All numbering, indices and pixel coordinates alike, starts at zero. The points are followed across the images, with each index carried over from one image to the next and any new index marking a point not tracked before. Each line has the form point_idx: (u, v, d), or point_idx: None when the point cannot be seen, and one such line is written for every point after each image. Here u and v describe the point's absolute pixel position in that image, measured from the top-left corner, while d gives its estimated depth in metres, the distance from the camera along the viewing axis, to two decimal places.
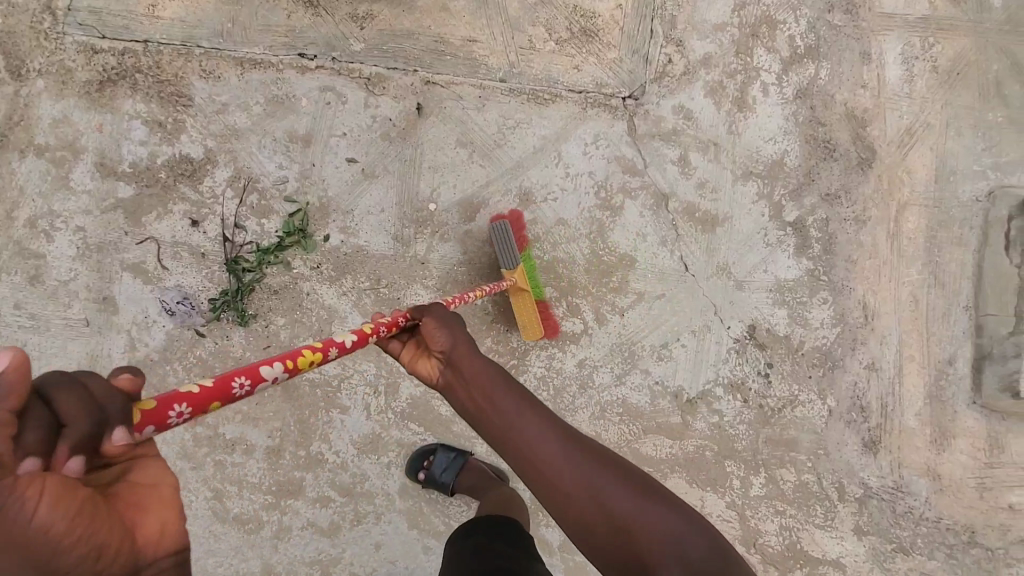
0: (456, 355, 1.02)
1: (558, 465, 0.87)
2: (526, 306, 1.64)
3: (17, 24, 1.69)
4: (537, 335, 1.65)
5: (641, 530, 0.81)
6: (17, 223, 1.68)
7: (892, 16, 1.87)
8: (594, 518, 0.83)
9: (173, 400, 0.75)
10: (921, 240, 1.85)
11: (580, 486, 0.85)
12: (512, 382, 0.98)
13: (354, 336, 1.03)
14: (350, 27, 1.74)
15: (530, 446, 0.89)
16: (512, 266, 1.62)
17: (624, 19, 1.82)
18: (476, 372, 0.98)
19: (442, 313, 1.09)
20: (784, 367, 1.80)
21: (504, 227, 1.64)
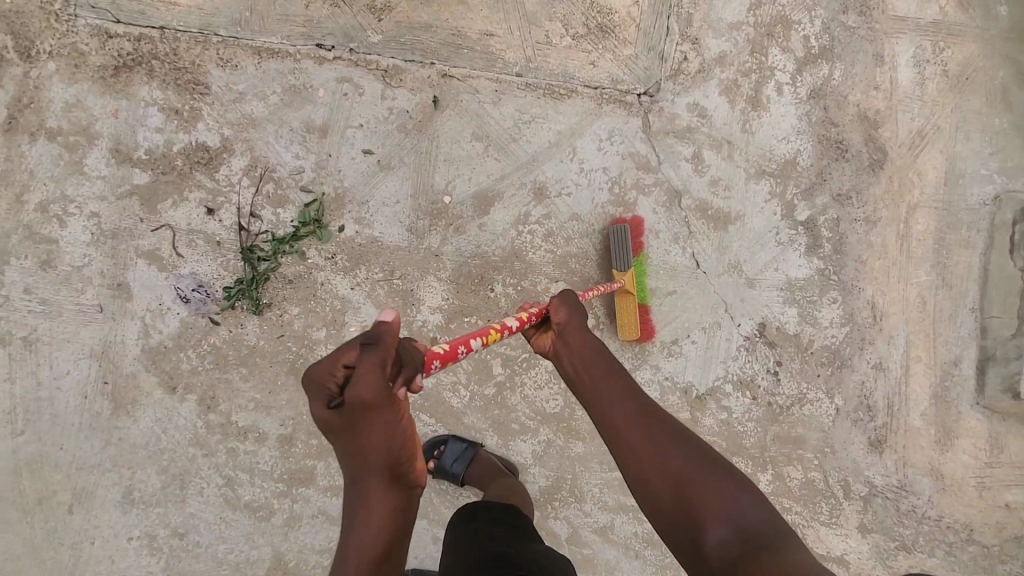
0: (567, 327, 1.19)
1: (635, 427, 1.03)
2: (629, 307, 1.69)
3: (27, 5, 1.69)
4: (633, 338, 1.70)
5: (698, 492, 0.94)
6: (29, 207, 1.68)
7: (905, 19, 1.89)
8: (658, 475, 0.97)
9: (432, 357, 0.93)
10: (929, 242, 1.87)
11: (653, 448, 1.00)
12: (611, 359, 1.15)
13: (517, 321, 1.13)
14: (367, 18, 1.75)
15: (615, 410, 1.06)
16: (624, 268, 1.70)
17: (640, 15, 1.83)
18: (580, 346, 1.16)
19: (569, 295, 1.26)
20: (793, 366, 1.81)
21: (625, 230, 1.70)
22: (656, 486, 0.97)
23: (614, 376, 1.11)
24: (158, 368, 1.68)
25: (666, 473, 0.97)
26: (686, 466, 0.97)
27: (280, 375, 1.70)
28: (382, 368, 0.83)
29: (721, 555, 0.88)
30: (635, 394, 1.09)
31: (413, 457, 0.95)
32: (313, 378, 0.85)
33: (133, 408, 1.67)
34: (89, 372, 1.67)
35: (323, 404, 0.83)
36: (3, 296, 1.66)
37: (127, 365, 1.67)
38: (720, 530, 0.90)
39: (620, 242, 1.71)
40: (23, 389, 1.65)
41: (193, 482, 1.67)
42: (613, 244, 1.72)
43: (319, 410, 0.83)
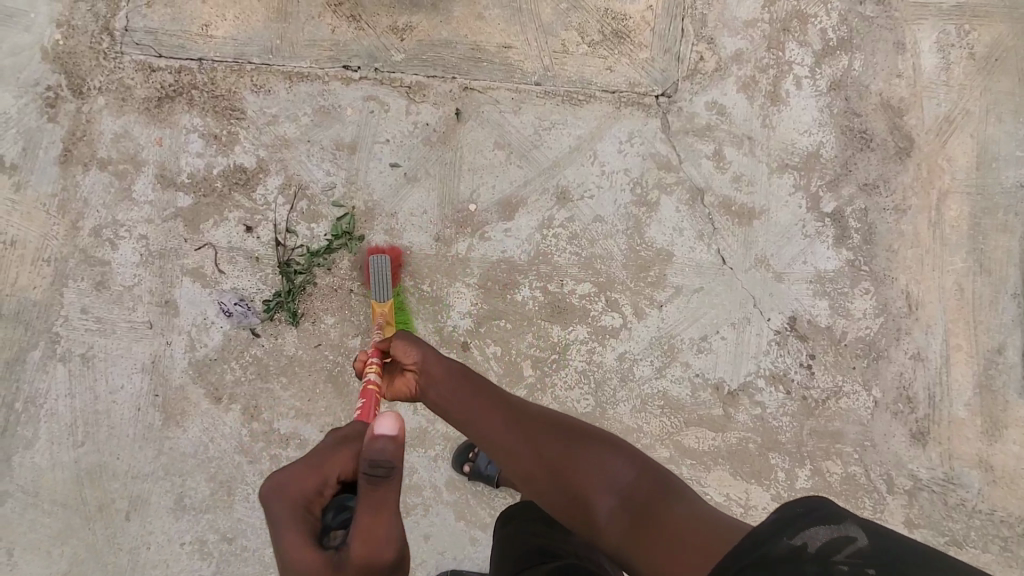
0: (423, 363, 1.25)
1: (509, 434, 1.13)
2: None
3: (78, 45, 1.83)
4: None
5: (582, 474, 1.05)
6: (83, 232, 1.79)
7: (926, 6, 1.89)
8: (537, 466, 1.09)
9: None
10: (964, 227, 1.85)
11: (525, 445, 1.11)
12: (473, 377, 1.24)
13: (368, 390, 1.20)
14: (391, 38, 1.83)
15: (493, 422, 1.15)
16: (383, 299, 1.67)
17: (654, 19, 1.86)
18: (437, 372, 1.23)
19: (406, 332, 1.31)
20: (827, 358, 1.79)
21: (382, 263, 1.69)
22: (548, 485, 1.08)
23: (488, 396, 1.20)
24: (204, 379, 1.76)
25: (552, 470, 1.08)
26: (557, 450, 1.09)
27: (318, 383, 1.76)
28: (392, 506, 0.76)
29: (610, 520, 1.01)
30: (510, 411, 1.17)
31: None
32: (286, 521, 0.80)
33: (183, 418, 1.75)
34: (142, 385, 1.76)
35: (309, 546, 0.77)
36: (63, 317, 1.77)
37: (176, 378, 1.76)
38: (605, 501, 1.02)
39: (380, 272, 1.68)
40: (83, 403, 1.75)
41: (240, 488, 1.74)
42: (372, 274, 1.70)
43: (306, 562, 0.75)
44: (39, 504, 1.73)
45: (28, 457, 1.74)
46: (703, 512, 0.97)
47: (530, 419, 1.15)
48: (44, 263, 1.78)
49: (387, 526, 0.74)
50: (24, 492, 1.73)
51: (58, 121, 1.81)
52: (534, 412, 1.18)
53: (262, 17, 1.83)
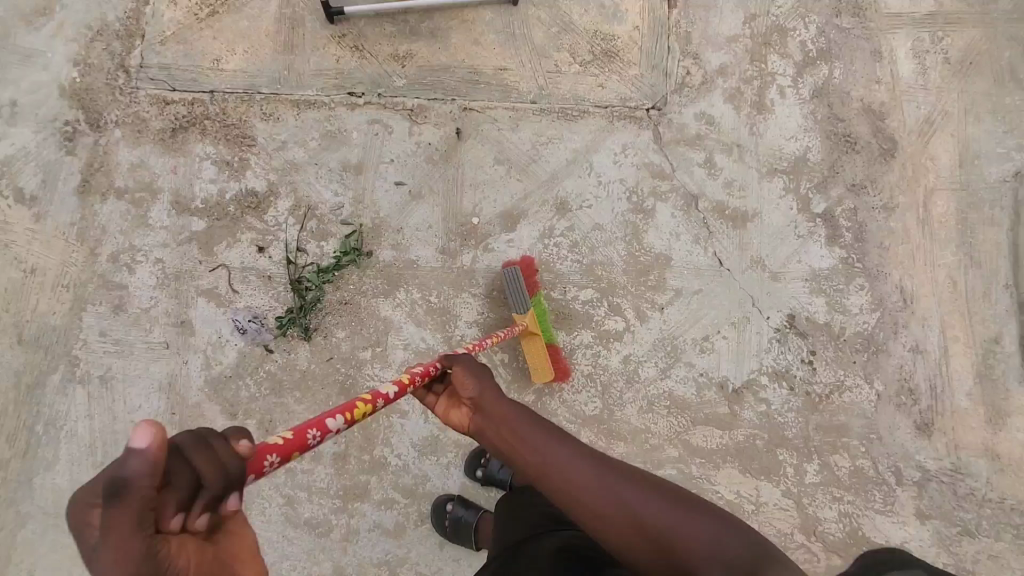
0: (482, 400, 1.06)
1: (597, 492, 0.93)
2: (537, 349, 1.70)
3: (94, 83, 1.95)
4: (548, 377, 1.71)
5: (684, 542, 0.87)
6: (101, 258, 1.86)
7: (899, 16, 2.03)
8: (633, 532, 0.90)
9: (266, 451, 0.74)
10: (951, 222, 1.92)
11: (618, 506, 0.91)
12: (539, 417, 1.04)
13: (397, 386, 1.02)
14: (393, 65, 1.95)
15: (576, 476, 0.95)
16: (522, 309, 1.69)
17: (641, 39, 1.98)
18: (496, 413, 1.05)
19: (464, 356, 1.12)
20: (827, 354, 1.82)
21: (514, 274, 1.71)
22: (640, 552, 0.89)
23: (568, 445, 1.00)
24: (219, 396, 1.79)
25: (648, 535, 0.89)
26: (658, 516, 0.90)
27: (330, 396, 1.80)
28: (144, 524, 0.56)
29: None
30: (591, 462, 0.97)
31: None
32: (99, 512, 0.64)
33: None
34: (159, 405, 1.80)
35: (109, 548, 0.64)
36: (82, 340, 1.82)
37: (192, 396, 1.80)
38: None
39: (514, 282, 1.71)
40: (100, 424, 1.78)
41: (255, 503, 1.76)
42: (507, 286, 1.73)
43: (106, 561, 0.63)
44: (59, 525, 1.75)
45: (47, 479, 1.76)
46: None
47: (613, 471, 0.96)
48: (64, 288, 1.84)
49: (118, 553, 0.55)
50: (44, 514, 1.75)
51: (78, 153, 1.92)
52: (618, 463, 0.98)
53: (269, 51, 1.96)
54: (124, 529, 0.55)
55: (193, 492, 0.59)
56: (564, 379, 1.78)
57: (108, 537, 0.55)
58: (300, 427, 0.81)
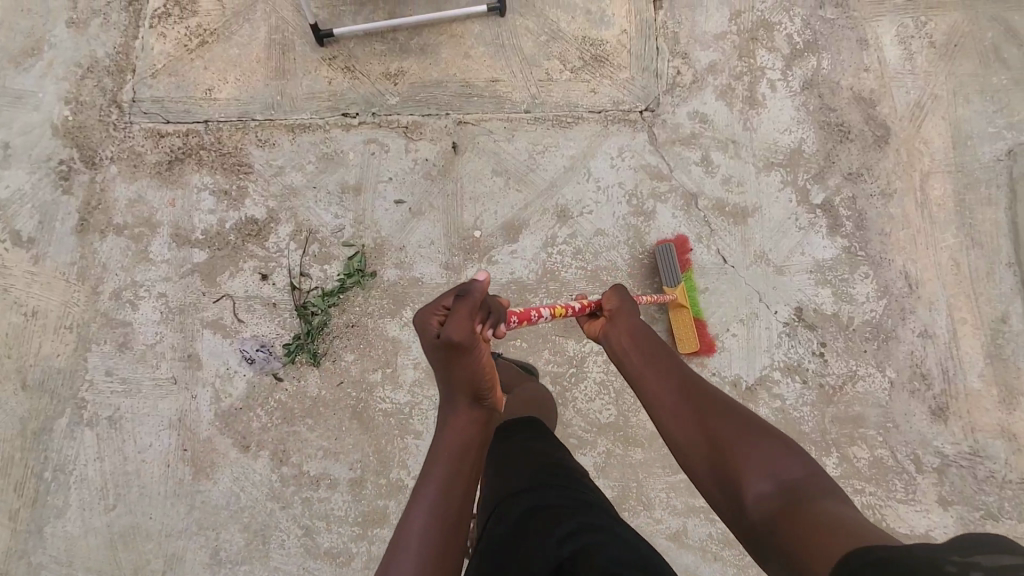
0: (619, 313, 1.30)
1: (679, 396, 1.09)
2: (684, 322, 1.76)
3: (87, 120, 1.95)
4: (690, 349, 1.76)
5: (741, 454, 0.95)
6: (103, 296, 1.85)
7: (881, 4, 2.05)
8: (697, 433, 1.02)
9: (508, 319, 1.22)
10: (950, 205, 1.93)
11: (692, 411, 1.05)
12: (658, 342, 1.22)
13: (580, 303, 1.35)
14: (385, 84, 1.95)
15: (663, 382, 1.12)
16: (673, 284, 1.76)
17: (630, 42, 1.99)
18: (622, 326, 1.27)
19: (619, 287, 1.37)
20: (838, 344, 1.83)
21: (668, 249, 1.77)
22: (700, 454, 1.00)
23: (669, 362, 1.16)
24: (231, 429, 1.78)
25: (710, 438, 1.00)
26: (724, 427, 1.00)
27: (342, 421, 1.78)
28: (472, 316, 1.06)
29: (756, 503, 0.89)
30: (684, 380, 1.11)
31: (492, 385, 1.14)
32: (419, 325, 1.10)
33: (212, 470, 1.77)
34: (169, 442, 1.78)
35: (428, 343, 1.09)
36: (88, 381, 1.82)
37: (202, 431, 1.78)
38: (758, 484, 0.91)
39: (669, 258, 1.78)
40: (112, 466, 1.78)
41: (273, 535, 1.74)
42: (662, 262, 1.80)
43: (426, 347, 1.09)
44: (74, 571, 1.73)
45: (60, 526, 1.75)
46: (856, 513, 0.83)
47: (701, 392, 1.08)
48: (67, 330, 1.84)
49: (463, 327, 1.04)
50: (58, 562, 1.74)
51: (73, 192, 1.91)
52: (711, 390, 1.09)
53: (262, 77, 1.96)
54: (464, 316, 1.05)
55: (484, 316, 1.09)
56: (707, 354, 1.81)
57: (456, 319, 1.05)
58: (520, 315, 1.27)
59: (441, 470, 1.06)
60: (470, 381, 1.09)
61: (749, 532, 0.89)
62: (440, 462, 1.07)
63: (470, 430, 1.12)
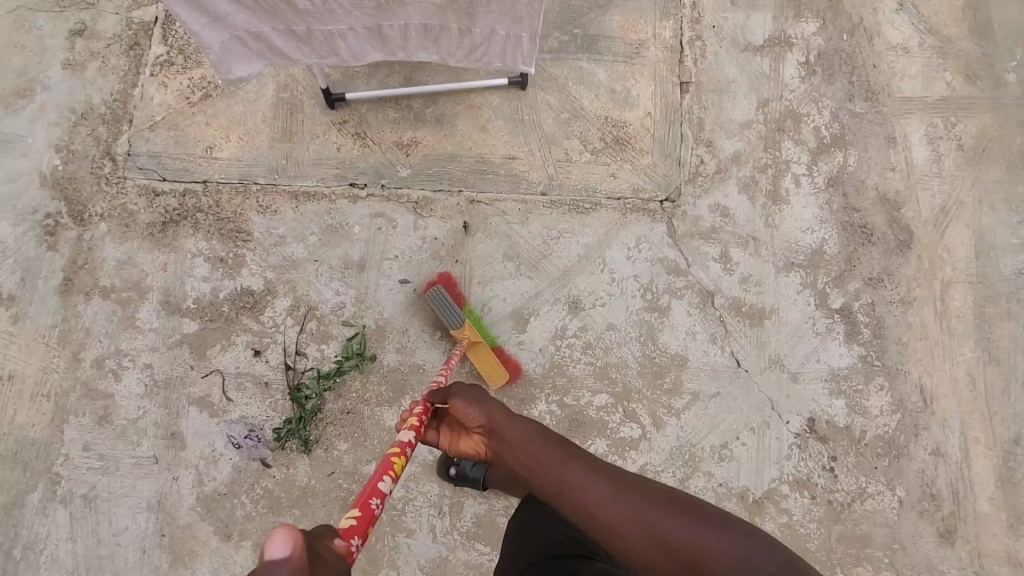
0: (489, 421, 1.09)
1: (612, 509, 0.88)
2: (483, 355, 1.72)
3: (78, 171, 1.84)
4: (503, 379, 1.73)
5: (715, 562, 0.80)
6: (85, 364, 1.76)
7: (911, 100, 2.00)
8: (658, 550, 0.84)
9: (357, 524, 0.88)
10: (969, 316, 1.89)
11: (638, 522, 0.86)
12: (560, 443, 1.02)
13: (414, 432, 1.07)
14: (396, 154, 1.86)
15: (592, 496, 0.90)
16: (460, 324, 1.70)
17: (654, 125, 1.92)
18: (504, 431, 1.06)
19: (460, 389, 1.14)
20: (848, 459, 1.79)
21: (441, 294, 1.71)
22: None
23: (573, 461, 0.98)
24: (212, 515, 1.70)
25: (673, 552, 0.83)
26: (683, 534, 0.84)
27: (331, 513, 1.71)
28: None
29: None
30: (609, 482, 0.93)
31: None
32: None
33: (191, 559, 1.68)
34: (147, 525, 1.70)
35: None
36: (63, 455, 1.72)
37: (183, 516, 1.70)
38: None
39: (442, 304, 1.71)
40: (84, 548, 1.68)
41: None
42: (435, 306, 1.72)
43: None
44: None
45: None
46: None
47: (640, 501, 0.89)
48: (44, 398, 1.74)
49: None
50: None
51: (58, 249, 1.80)
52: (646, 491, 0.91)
53: (267, 138, 1.86)
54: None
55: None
56: (518, 376, 1.78)
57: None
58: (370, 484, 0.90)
59: None
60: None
61: None
62: None
63: None
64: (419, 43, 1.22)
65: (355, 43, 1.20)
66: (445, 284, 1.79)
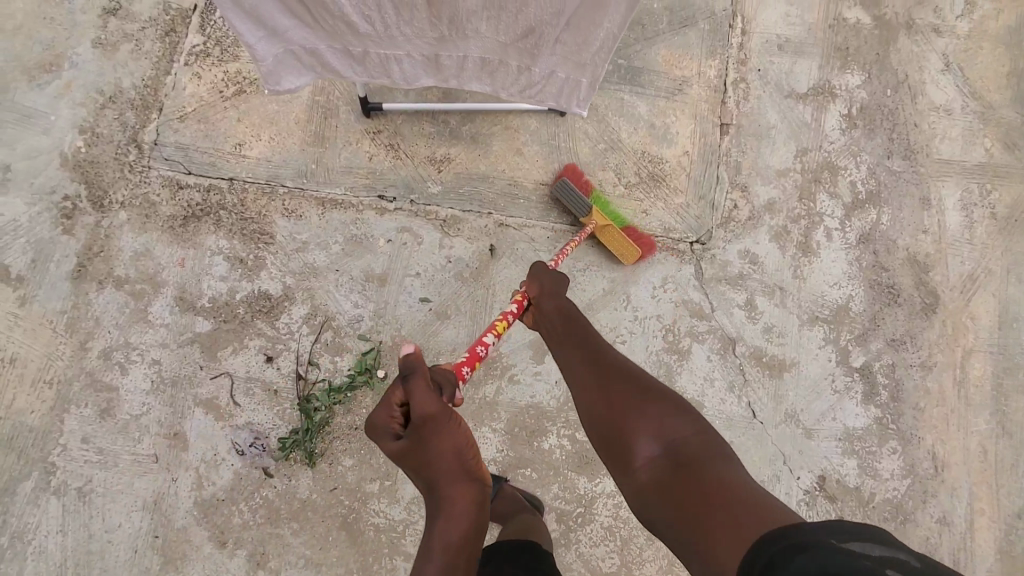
0: (543, 299, 1.35)
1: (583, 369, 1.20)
2: (613, 236, 1.74)
3: (102, 155, 1.80)
4: (633, 256, 1.74)
5: (633, 418, 1.07)
6: (92, 354, 1.72)
7: (949, 163, 1.98)
8: (599, 402, 1.12)
9: (463, 363, 1.13)
10: (986, 387, 1.88)
11: (595, 381, 1.16)
12: (577, 316, 1.34)
13: (515, 305, 1.34)
14: (428, 169, 1.83)
15: (572, 358, 1.24)
16: (586, 211, 1.75)
17: (690, 164, 1.89)
18: (544, 304, 1.35)
19: (537, 267, 1.41)
20: (855, 521, 1.77)
21: (565, 186, 1.76)
22: (600, 418, 1.11)
23: (573, 329, 1.30)
24: (208, 521, 1.66)
25: (609, 404, 1.11)
26: (622, 395, 1.11)
27: (331, 530, 1.68)
28: (430, 388, 0.98)
29: (648, 463, 1.02)
30: (592, 354, 1.23)
31: (476, 452, 1.06)
32: (376, 424, 0.99)
33: (183, 563, 1.64)
34: (140, 524, 1.66)
35: (392, 440, 0.99)
36: (61, 445, 1.68)
37: (178, 518, 1.66)
38: (649, 448, 1.03)
39: (568, 193, 1.77)
40: (73, 542, 1.64)
41: None
42: (562, 198, 1.78)
43: (391, 445, 0.99)
44: None
45: None
46: (746, 479, 0.95)
47: (613, 368, 1.18)
48: (45, 385, 1.70)
49: (425, 402, 0.96)
50: None
51: (74, 233, 1.76)
52: (621, 364, 1.18)
53: (298, 140, 1.82)
54: (423, 392, 0.96)
55: (442, 386, 1.02)
56: (651, 252, 1.80)
57: (414, 397, 0.96)
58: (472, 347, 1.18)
59: (442, 562, 0.97)
60: (456, 453, 1.01)
61: (642, 489, 1.01)
62: (434, 558, 0.98)
63: (469, 511, 1.01)
64: (475, 74, 1.19)
65: (409, 67, 1.19)
66: (570, 174, 1.80)
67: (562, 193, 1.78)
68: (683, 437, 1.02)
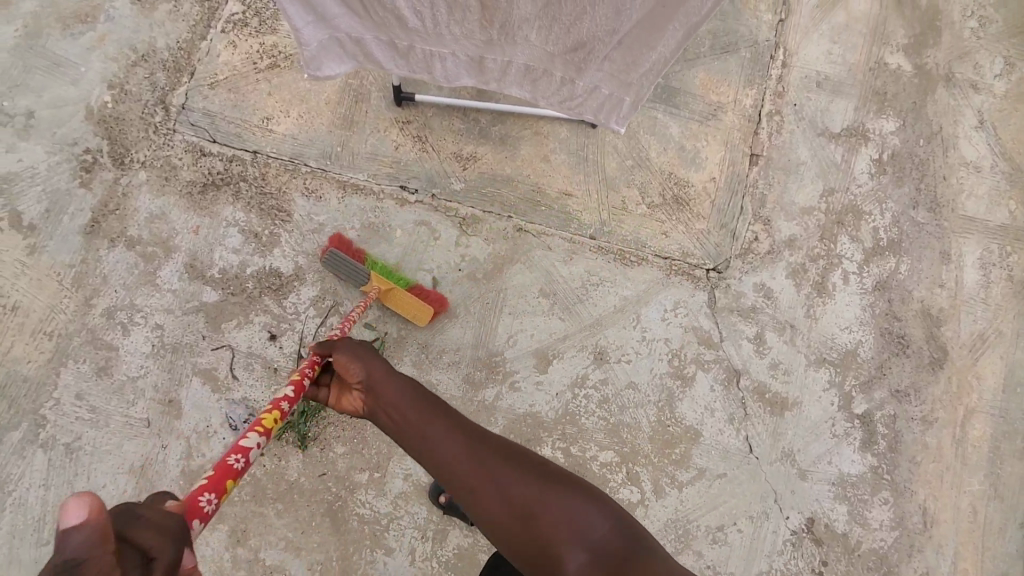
0: (376, 378, 1.07)
1: (475, 471, 0.94)
2: (399, 298, 1.66)
3: (128, 113, 1.78)
4: (427, 316, 1.67)
5: (550, 524, 0.91)
6: (95, 311, 1.70)
7: (972, 220, 1.97)
8: (505, 510, 0.92)
9: (200, 492, 0.81)
10: (983, 448, 1.87)
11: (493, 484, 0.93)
12: (432, 399, 1.04)
13: (292, 388, 1.07)
14: (453, 165, 1.81)
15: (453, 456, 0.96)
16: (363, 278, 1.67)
17: (716, 191, 1.88)
18: (385, 385, 1.06)
19: (351, 345, 1.12)
20: (838, 567, 1.76)
21: (334, 257, 1.68)
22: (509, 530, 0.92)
23: (442, 414, 1.02)
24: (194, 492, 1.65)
25: (518, 512, 0.92)
26: (529, 491, 0.93)
27: (315, 515, 1.66)
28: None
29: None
30: (476, 443, 0.98)
31: None
32: None
33: None
34: (124, 488, 1.64)
35: None
36: (54, 399, 1.67)
37: (163, 486, 1.65)
38: (577, 556, 0.90)
39: (341, 264, 1.68)
40: (54, 498, 1.63)
41: None
42: (335, 270, 1.69)
43: None
44: None
45: None
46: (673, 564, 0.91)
47: (503, 460, 0.96)
48: (45, 337, 1.69)
49: None
50: None
51: (91, 187, 1.75)
52: (508, 450, 0.98)
53: (326, 121, 1.81)
54: None
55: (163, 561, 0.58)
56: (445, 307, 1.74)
57: None
58: (218, 463, 0.87)
59: None
60: None
61: None
62: None
63: None
64: (517, 80, 1.18)
65: (452, 66, 1.17)
66: (337, 243, 1.71)
67: (332, 264, 1.69)
68: (604, 532, 0.93)
